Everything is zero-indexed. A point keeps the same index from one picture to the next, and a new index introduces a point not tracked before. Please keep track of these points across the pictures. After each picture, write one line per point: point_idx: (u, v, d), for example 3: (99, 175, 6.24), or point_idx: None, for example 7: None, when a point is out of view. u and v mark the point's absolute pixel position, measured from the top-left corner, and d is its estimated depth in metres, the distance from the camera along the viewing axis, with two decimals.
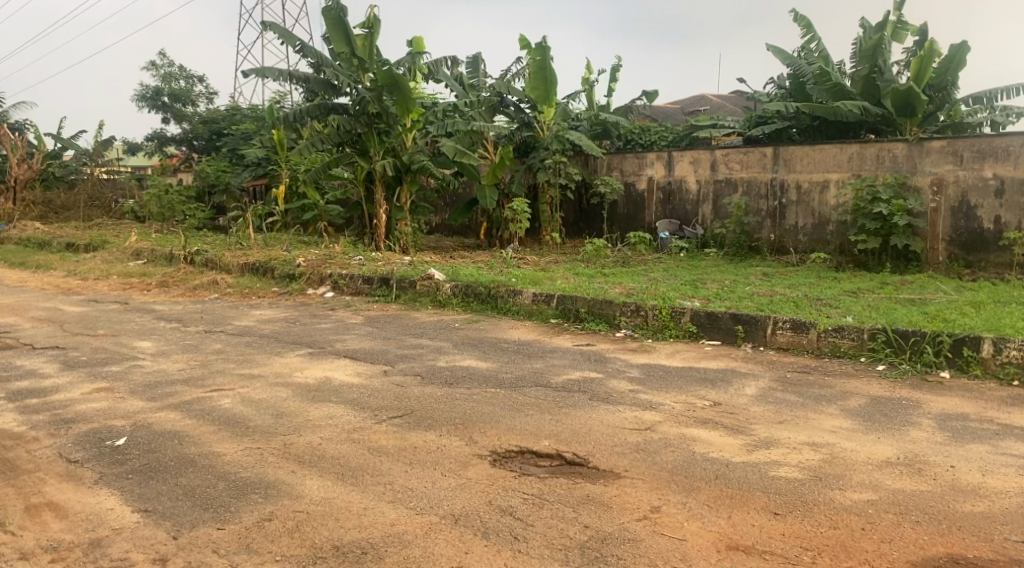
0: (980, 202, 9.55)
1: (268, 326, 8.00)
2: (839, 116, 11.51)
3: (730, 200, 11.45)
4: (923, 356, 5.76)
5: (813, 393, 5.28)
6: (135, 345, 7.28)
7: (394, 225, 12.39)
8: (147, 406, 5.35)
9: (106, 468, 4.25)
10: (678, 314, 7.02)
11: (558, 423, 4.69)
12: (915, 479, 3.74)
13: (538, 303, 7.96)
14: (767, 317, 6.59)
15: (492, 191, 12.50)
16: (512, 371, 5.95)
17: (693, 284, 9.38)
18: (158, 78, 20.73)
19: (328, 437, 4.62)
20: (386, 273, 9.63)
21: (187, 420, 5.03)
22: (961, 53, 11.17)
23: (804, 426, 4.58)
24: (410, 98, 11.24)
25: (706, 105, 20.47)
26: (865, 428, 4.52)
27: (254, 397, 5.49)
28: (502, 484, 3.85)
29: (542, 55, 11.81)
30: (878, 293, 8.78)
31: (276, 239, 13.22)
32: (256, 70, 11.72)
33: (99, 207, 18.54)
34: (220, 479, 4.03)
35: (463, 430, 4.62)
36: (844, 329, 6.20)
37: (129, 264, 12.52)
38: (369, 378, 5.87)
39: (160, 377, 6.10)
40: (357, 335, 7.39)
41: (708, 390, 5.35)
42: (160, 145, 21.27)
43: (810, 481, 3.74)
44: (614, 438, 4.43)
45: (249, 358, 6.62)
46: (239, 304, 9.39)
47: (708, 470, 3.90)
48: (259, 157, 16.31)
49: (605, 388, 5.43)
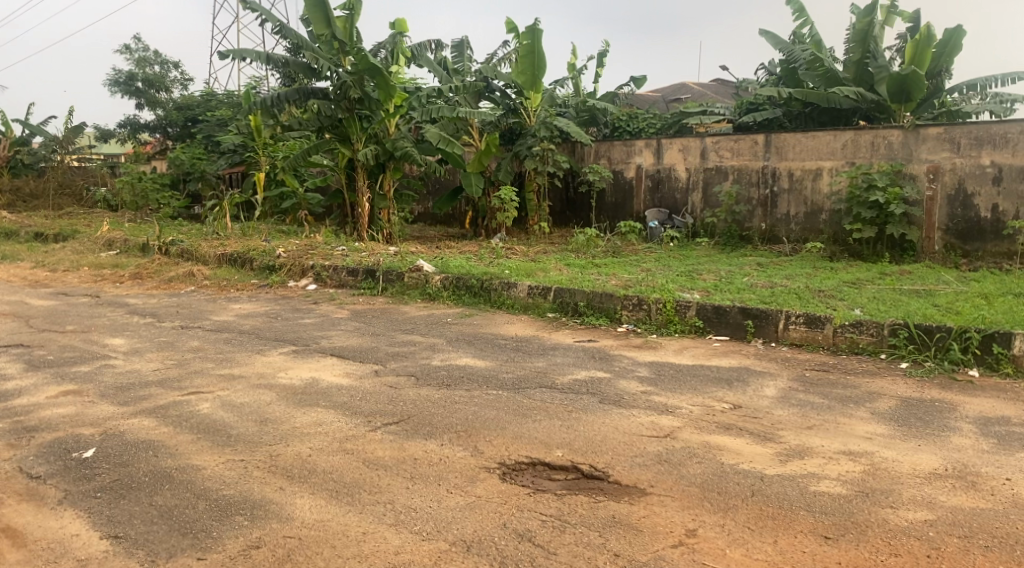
0: (977, 189, 9.27)
1: (248, 321, 7.55)
2: (832, 103, 11.21)
3: (721, 188, 11.08)
4: (950, 353, 5.45)
5: (837, 394, 4.92)
6: (106, 342, 6.82)
7: (377, 214, 11.94)
8: (118, 412, 4.91)
9: (70, 486, 3.81)
10: (683, 308, 6.66)
11: (570, 430, 4.30)
12: (970, 495, 3.46)
13: (534, 297, 7.57)
14: (779, 311, 6.23)
15: (478, 179, 12.03)
16: (512, 371, 5.54)
17: (690, 275, 9.02)
18: (132, 63, 19.97)
19: (319, 447, 4.21)
20: (372, 265, 9.19)
21: (161, 428, 4.60)
22: (955, 39, 10.78)
23: (836, 432, 4.25)
24: (392, 84, 10.70)
25: (687, 93, 20.05)
26: (902, 434, 4.19)
27: (235, 401, 5.05)
28: (515, 504, 3.46)
29: (531, 39, 11.36)
30: (880, 284, 8.47)
31: (254, 229, 12.70)
32: (232, 52, 11.18)
33: (69, 195, 17.85)
34: (200, 498, 3.63)
35: (467, 438, 4.23)
36: (862, 324, 5.87)
37: (101, 255, 11.98)
38: (359, 379, 5.45)
39: (133, 378, 5.64)
40: (343, 331, 6.96)
41: (726, 391, 4.98)
42: (134, 132, 20.46)
43: (858, 499, 3.43)
44: (631, 447, 4.05)
45: (229, 357, 6.18)
46: (216, 297, 8.93)
47: (742, 485, 3.56)
48: (235, 145, 15.74)
49: (615, 389, 5.05)
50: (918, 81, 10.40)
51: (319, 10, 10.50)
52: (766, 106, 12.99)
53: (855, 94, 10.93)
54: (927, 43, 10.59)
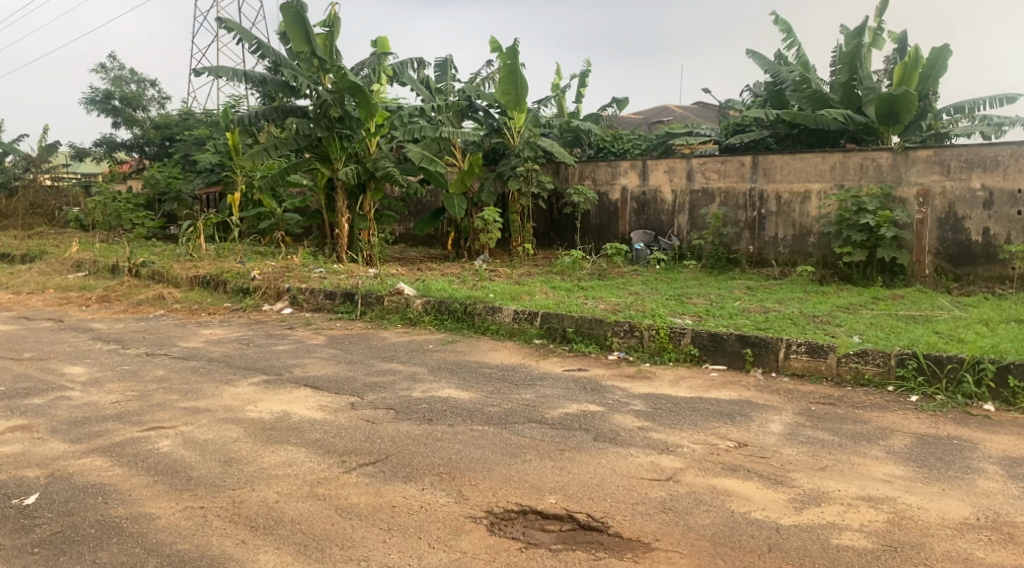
0: (968, 213, 9.05)
1: (217, 348, 7.14)
2: (820, 124, 10.92)
3: (708, 210, 10.80)
4: (963, 386, 5.15)
5: (846, 430, 4.59)
6: (64, 371, 6.39)
7: (356, 235, 11.53)
8: (69, 450, 4.50)
9: (5, 539, 3.49)
10: (677, 335, 6.32)
11: (562, 472, 3.95)
12: (1010, 550, 3.18)
13: (520, 322, 7.21)
14: (779, 339, 5.91)
15: (461, 199, 11.66)
16: (498, 404, 5.16)
17: (680, 299, 8.73)
18: (108, 81, 19.41)
19: (287, 492, 3.86)
20: (350, 287, 8.81)
21: (114, 469, 4.20)
22: (942, 58, 10.53)
23: (852, 474, 3.92)
24: (373, 102, 10.35)
25: (670, 115, 19.85)
26: (923, 476, 3.87)
27: (199, 438, 4.65)
28: (505, 562, 3.20)
29: (512, 58, 11.05)
30: (875, 309, 8.19)
31: (230, 249, 12.26)
32: (209, 69, 10.80)
33: (40, 216, 17.38)
34: (151, 556, 3.34)
35: (451, 481, 3.87)
36: (867, 354, 5.55)
37: (68, 277, 11.52)
38: (334, 413, 5.06)
39: (89, 412, 5.22)
40: (317, 359, 6.57)
41: (728, 427, 4.65)
42: (109, 151, 19.82)
43: (886, 555, 3.15)
44: (631, 492, 3.70)
45: (195, 388, 5.76)
46: (186, 322, 8.49)
47: (757, 539, 3.29)
48: (212, 164, 15.33)
49: (609, 425, 4.68)
50: (909, 101, 10.13)
51: (299, 27, 10.15)
52: (753, 127, 12.77)
53: (843, 116, 10.68)
54: (914, 64, 10.38)
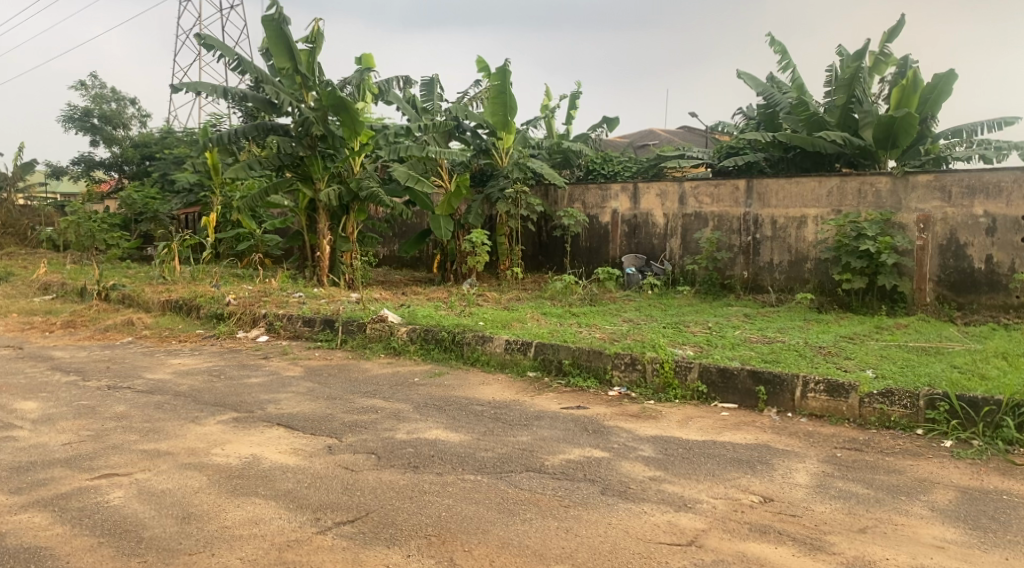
0: (970, 240, 8.66)
1: (185, 381, 6.59)
2: (818, 148, 10.51)
3: (701, 234, 10.34)
4: (1001, 432, 4.72)
5: (880, 482, 4.11)
6: (15, 407, 5.81)
7: (338, 258, 11.03)
8: (7, 503, 3.96)
9: None
10: (683, 370, 5.85)
11: (569, 535, 3.49)
12: None
13: (512, 353, 6.71)
14: (795, 376, 5.44)
15: (448, 222, 11.16)
16: (491, 449, 4.66)
17: (678, 327, 8.26)
18: (88, 99, 18.89)
19: (252, 558, 3.39)
20: (330, 314, 8.30)
21: (54, 528, 3.67)
22: (945, 81, 10.11)
23: (894, 538, 3.49)
24: (358, 120, 9.87)
25: (656, 140, 19.45)
26: (977, 542, 3.46)
27: (156, 488, 4.11)
28: None
29: (501, 78, 10.63)
30: (882, 339, 7.75)
31: (206, 272, 11.68)
32: (187, 85, 10.31)
33: (12, 235, 16.75)
34: None
35: (441, 546, 3.43)
36: (892, 393, 5.10)
37: (34, 300, 10.93)
38: (308, 458, 4.54)
39: (36, 456, 4.67)
40: (293, 394, 6.03)
41: (747, 477, 4.17)
42: (87, 169, 19.19)
43: None
44: (649, 563, 3.32)
45: (157, 427, 5.21)
46: (155, 352, 7.91)
47: None
48: (189, 183, 14.77)
49: (616, 475, 4.19)
50: (907, 125, 9.67)
51: (280, 42, 9.69)
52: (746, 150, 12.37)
53: (842, 138, 10.25)
54: (913, 88, 9.99)
